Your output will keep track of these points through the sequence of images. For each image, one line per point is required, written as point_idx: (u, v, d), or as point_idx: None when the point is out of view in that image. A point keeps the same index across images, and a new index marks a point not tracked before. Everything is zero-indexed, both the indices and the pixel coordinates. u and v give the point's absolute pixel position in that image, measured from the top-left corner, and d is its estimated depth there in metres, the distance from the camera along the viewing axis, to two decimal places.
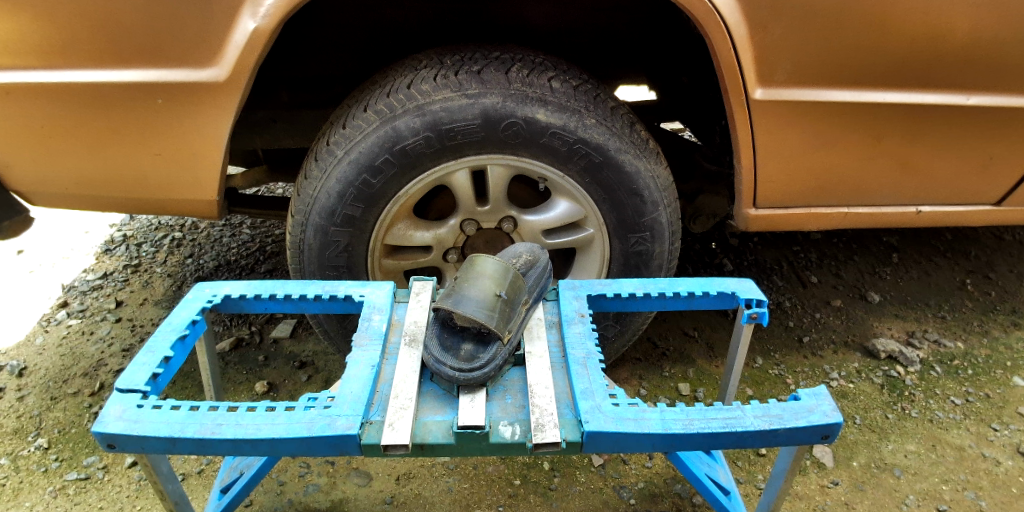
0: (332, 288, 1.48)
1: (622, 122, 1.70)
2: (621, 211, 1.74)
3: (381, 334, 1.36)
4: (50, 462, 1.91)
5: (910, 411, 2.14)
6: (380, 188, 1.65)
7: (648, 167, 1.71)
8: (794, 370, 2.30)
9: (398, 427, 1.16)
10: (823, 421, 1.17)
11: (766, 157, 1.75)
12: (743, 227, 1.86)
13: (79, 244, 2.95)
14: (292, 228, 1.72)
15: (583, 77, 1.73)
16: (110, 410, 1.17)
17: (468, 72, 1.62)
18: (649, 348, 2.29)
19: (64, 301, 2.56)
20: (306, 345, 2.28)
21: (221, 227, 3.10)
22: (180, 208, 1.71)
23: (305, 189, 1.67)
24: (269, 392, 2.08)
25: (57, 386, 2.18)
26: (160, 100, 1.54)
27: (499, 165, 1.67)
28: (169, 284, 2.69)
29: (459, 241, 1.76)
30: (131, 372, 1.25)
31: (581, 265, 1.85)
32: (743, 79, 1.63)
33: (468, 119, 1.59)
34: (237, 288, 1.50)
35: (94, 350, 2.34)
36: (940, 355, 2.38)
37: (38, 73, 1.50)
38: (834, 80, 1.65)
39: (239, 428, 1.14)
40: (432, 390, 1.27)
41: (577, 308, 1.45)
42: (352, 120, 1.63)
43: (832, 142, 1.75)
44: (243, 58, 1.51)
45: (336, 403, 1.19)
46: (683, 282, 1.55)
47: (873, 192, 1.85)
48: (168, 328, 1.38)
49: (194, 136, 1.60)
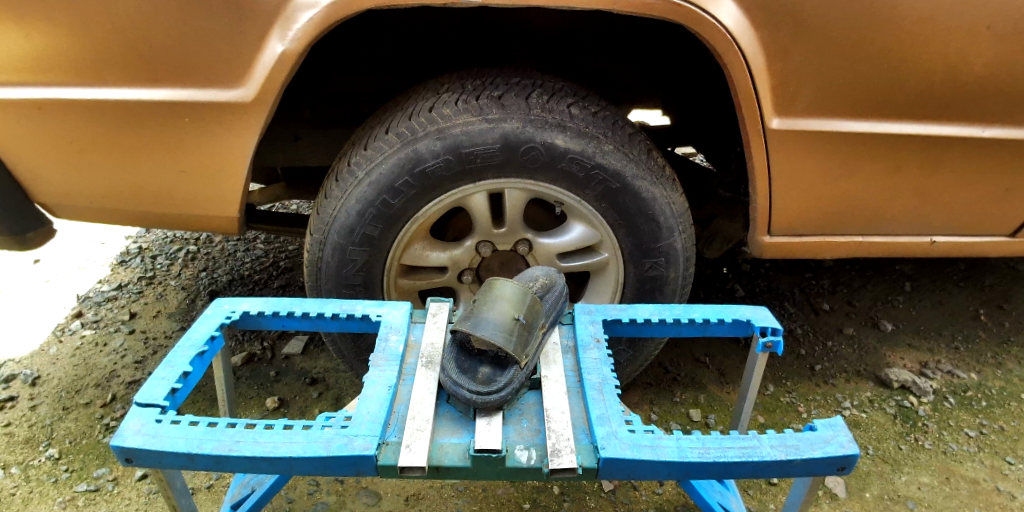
0: (350, 307, 1.50)
1: (640, 148, 1.72)
2: (637, 236, 1.75)
3: (397, 355, 1.37)
4: (60, 473, 1.91)
5: (924, 442, 2.12)
6: (399, 208, 1.67)
7: (665, 193, 1.73)
8: (805, 398, 2.30)
9: (416, 448, 1.16)
10: (840, 453, 1.16)
11: (782, 186, 1.76)
12: (757, 254, 1.86)
13: (96, 255, 2.99)
14: (310, 246, 1.74)
15: (601, 103, 1.75)
16: (128, 424, 1.18)
17: (490, 97, 1.65)
18: (660, 373, 2.28)
19: (78, 311, 2.59)
20: (318, 361, 2.29)
21: (236, 242, 3.13)
22: (201, 223, 1.74)
23: (325, 208, 1.69)
24: (280, 408, 2.09)
25: (70, 396, 2.19)
26: (187, 118, 1.58)
27: (517, 189, 1.69)
28: (183, 297, 2.72)
29: (474, 262, 1.77)
30: (150, 386, 1.26)
31: (595, 289, 1.86)
32: (761, 109, 1.64)
33: (488, 143, 1.61)
34: (256, 304, 1.52)
35: (107, 361, 2.36)
36: (953, 386, 2.37)
37: (70, 90, 1.54)
38: (850, 111, 1.66)
39: (256, 446, 1.14)
40: (449, 412, 1.28)
41: (593, 332, 1.45)
42: (374, 142, 1.66)
43: (847, 171, 1.76)
44: (270, 79, 1.55)
45: (353, 422, 1.20)
46: (698, 308, 1.55)
47: (889, 222, 1.86)
48: (187, 344, 1.39)
49: (218, 153, 1.63)
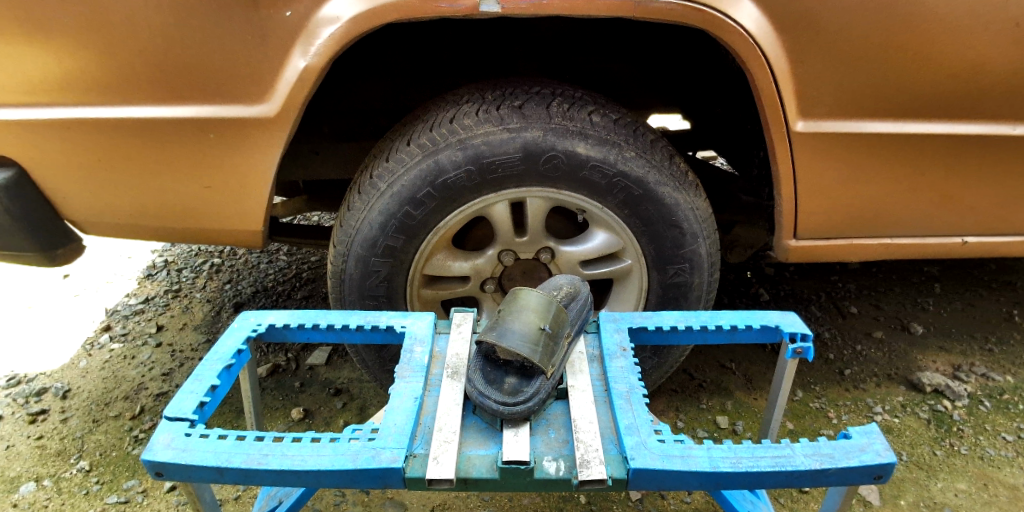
0: (375, 318, 1.50)
1: (662, 154, 1.71)
2: (660, 243, 1.74)
3: (423, 366, 1.37)
4: (91, 485, 1.94)
5: (959, 448, 2.07)
6: (421, 219, 1.67)
7: (688, 199, 1.71)
8: (835, 404, 2.26)
9: (443, 460, 1.16)
10: (876, 461, 1.13)
11: (807, 189, 1.73)
12: (782, 258, 1.83)
13: (123, 269, 3.05)
14: (333, 258, 1.75)
15: (622, 110, 1.74)
16: (159, 438, 1.19)
17: (510, 107, 1.65)
18: (685, 379, 2.26)
19: (107, 325, 2.64)
20: (341, 372, 2.30)
21: (259, 254, 3.17)
22: (225, 237, 1.76)
23: (348, 220, 1.70)
24: (305, 419, 2.10)
25: (100, 409, 2.23)
26: (212, 134, 1.60)
27: (538, 198, 1.68)
28: (208, 310, 2.75)
29: (496, 271, 1.77)
30: (179, 399, 1.27)
31: (618, 297, 1.84)
32: (784, 112, 1.62)
33: (509, 152, 1.61)
34: (281, 317, 1.53)
35: (135, 374, 2.39)
36: (988, 390, 2.31)
37: (98, 110, 1.58)
38: (876, 112, 1.63)
39: (284, 459, 1.15)
40: (475, 423, 1.27)
41: (619, 341, 1.44)
42: (395, 154, 1.66)
43: (874, 173, 1.73)
44: (292, 95, 1.57)
45: (380, 434, 1.20)
46: (725, 314, 1.53)
47: (917, 223, 1.82)
48: (215, 357, 1.40)
49: (242, 169, 1.65)
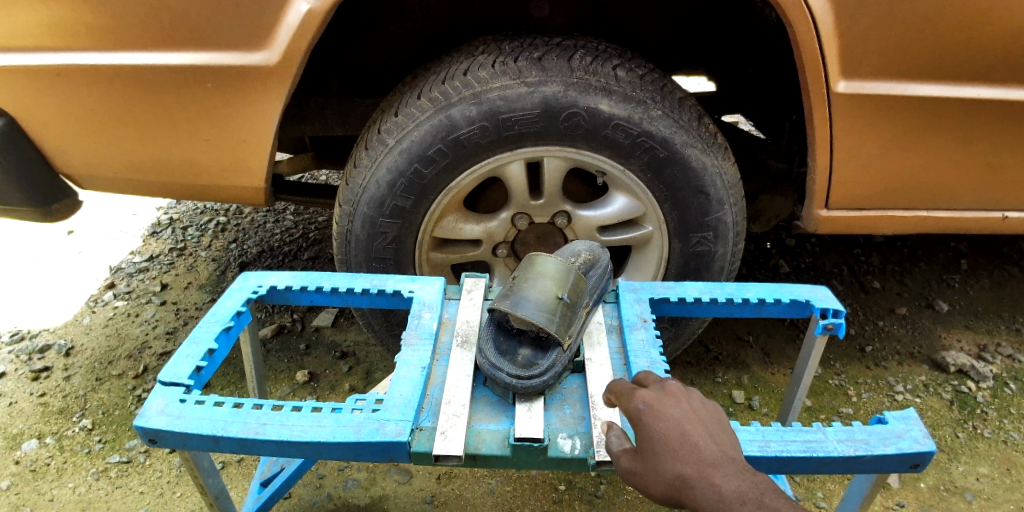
0: (381, 282, 1.43)
1: (690, 114, 1.59)
2: (684, 210, 1.64)
3: (431, 333, 1.30)
4: (94, 444, 1.92)
5: (982, 431, 2.00)
6: (431, 179, 1.58)
7: (716, 163, 1.61)
8: (855, 381, 2.18)
9: (451, 435, 1.09)
10: (914, 450, 1.06)
11: (843, 156, 1.62)
12: (811, 229, 1.73)
13: (127, 226, 2.98)
14: (339, 218, 1.67)
15: (649, 66, 1.62)
16: (152, 404, 1.13)
17: (529, 59, 1.54)
18: (701, 352, 2.19)
19: (111, 282, 2.58)
20: (348, 334, 2.25)
21: (265, 213, 3.09)
22: (227, 194, 1.68)
23: (354, 178, 1.61)
24: (309, 382, 2.05)
25: (103, 367, 2.20)
26: (210, 84, 1.51)
27: (556, 158, 1.59)
28: (213, 269, 2.69)
29: (509, 235, 1.68)
30: (174, 363, 1.21)
31: (636, 265, 1.75)
32: (825, 71, 1.50)
33: (527, 108, 1.51)
34: (283, 279, 1.46)
35: (139, 332, 2.35)
36: (1014, 371, 2.22)
37: (90, 55, 1.48)
38: (926, 73, 1.51)
39: (283, 429, 1.09)
40: (486, 396, 1.21)
41: (639, 312, 1.36)
42: (405, 108, 1.56)
43: (916, 141, 1.61)
44: (295, 41, 1.46)
45: (385, 406, 1.13)
46: (752, 287, 1.45)
47: (956, 196, 1.70)
48: (213, 319, 1.34)
49: (243, 122, 1.56)
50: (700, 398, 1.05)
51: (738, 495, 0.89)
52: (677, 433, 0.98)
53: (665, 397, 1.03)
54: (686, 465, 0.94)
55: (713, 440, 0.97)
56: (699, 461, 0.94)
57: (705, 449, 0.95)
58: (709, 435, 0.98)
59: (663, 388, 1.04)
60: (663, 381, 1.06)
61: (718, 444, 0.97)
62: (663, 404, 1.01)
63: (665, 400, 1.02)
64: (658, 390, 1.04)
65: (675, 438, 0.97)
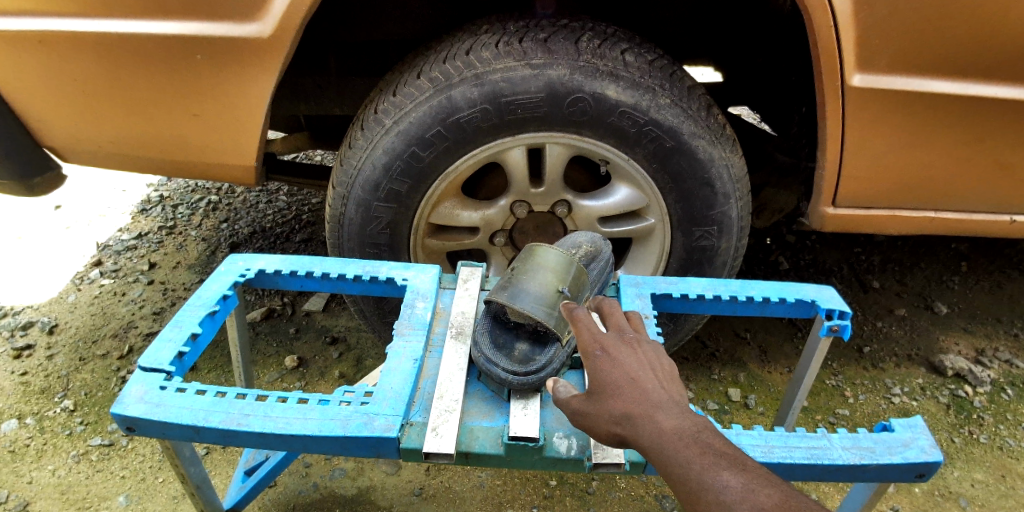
0: (374, 269, 1.38)
1: (699, 103, 1.54)
2: (688, 203, 1.60)
3: (424, 323, 1.25)
4: (75, 426, 1.87)
5: (978, 436, 1.97)
6: (429, 162, 1.53)
7: (723, 155, 1.56)
8: (852, 382, 2.15)
9: (443, 432, 1.05)
10: (920, 459, 1.02)
11: (853, 152, 1.57)
12: (817, 227, 1.69)
13: (116, 203, 2.91)
14: (332, 201, 1.61)
15: (659, 52, 1.57)
16: (130, 390, 1.08)
17: (534, 40, 1.48)
18: (697, 347, 2.15)
19: (98, 259, 2.52)
20: (339, 319, 2.20)
21: (258, 193, 3.02)
22: (217, 173, 1.62)
23: (349, 159, 1.56)
24: (298, 367, 2.00)
25: (87, 347, 2.14)
26: (200, 56, 1.44)
27: (559, 145, 1.53)
28: (203, 249, 2.63)
29: (508, 224, 1.63)
30: (155, 348, 1.16)
31: (638, 258, 1.71)
32: (840, 63, 1.45)
33: (531, 92, 1.46)
34: (272, 262, 1.41)
35: (125, 311, 2.29)
36: (1011, 377, 2.19)
37: (75, 22, 1.41)
38: (943, 69, 1.46)
39: (267, 421, 1.04)
40: (480, 391, 1.17)
41: (641, 308, 1.33)
42: (403, 87, 1.50)
43: (929, 139, 1.56)
44: (290, 14, 1.40)
45: (374, 399, 1.09)
46: (756, 285, 1.41)
47: (966, 197, 1.66)
48: (198, 302, 1.28)
49: (234, 97, 1.49)
50: (657, 349, 1.04)
51: (678, 432, 0.89)
52: (625, 377, 0.97)
53: (621, 344, 1.02)
54: (630, 403, 0.94)
55: (661, 384, 0.97)
56: (643, 400, 0.93)
57: (651, 390, 0.95)
58: (658, 380, 0.97)
59: (623, 337, 1.03)
60: (623, 329, 1.05)
61: (666, 389, 0.96)
62: (618, 350, 1.01)
63: (621, 347, 1.01)
64: (617, 337, 1.03)
65: (622, 379, 0.96)
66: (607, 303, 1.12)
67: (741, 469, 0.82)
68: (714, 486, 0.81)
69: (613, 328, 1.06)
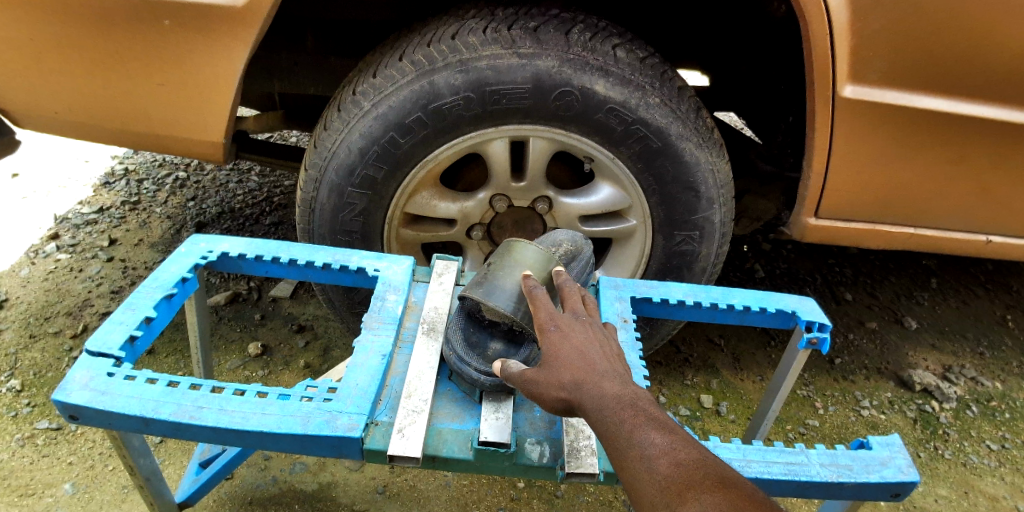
0: (344, 258, 1.31)
1: (688, 105, 1.51)
2: (671, 206, 1.57)
3: (394, 317, 1.20)
4: (21, 408, 1.76)
5: (943, 451, 1.99)
6: (407, 149, 1.47)
7: (709, 159, 1.53)
8: (823, 394, 2.16)
9: (409, 434, 1.00)
10: (897, 479, 1.01)
11: (839, 164, 1.56)
12: (798, 237, 1.68)
13: (78, 174, 2.78)
14: (303, 184, 1.54)
15: (650, 50, 1.53)
16: (74, 376, 1.00)
17: (523, 28, 1.43)
18: (672, 352, 2.13)
19: (54, 232, 2.39)
20: (307, 307, 2.12)
21: (229, 171, 2.92)
22: (182, 148, 1.53)
23: (323, 141, 1.49)
24: (262, 355, 1.92)
25: (38, 324, 2.03)
26: (167, 22, 1.36)
27: (543, 139, 1.48)
28: (168, 227, 2.52)
29: (486, 218, 1.58)
30: (105, 331, 1.08)
31: (617, 260, 1.67)
32: (832, 72, 1.43)
33: (518, 82, 1.41)
34: (237, 245, 1.34)
35: (81, 289, 2.18)
36: (976, 394, 2.22)
37: None
38: (933, 85, 1.45)
39: (222, 415, 0.98)
40: (450, 391, 1.12)
41: (619, 311, 1.30)
42: (384, 69, 1.44)
43: (914, 155, 1.55)
44: None
45: (338, 396, 1.03)
46: (738, 293, 1.39)
47: (945, 215, 1.66)
48: (154, 284, 1.20)
49: (203, 68, 1.41)
50: (609, 334, 1.01)
51: (618, 398, 0.87)
52: (575, 351, 0.94)
53: (574, 322, 0.99)
54: (576, 370, 0.91)
55: (609, 358, 0.95)
56: (588, 369, 0.91)
57: (598, 361, 0.93)
58: (606, 354, 0.95)
59: (579, 316, 1.00)
60: (580, 310, 1.02)
61: (612, 363, 0.94)
62: (571, 327, 0.98)
63: (574, 324, 0.98)
64: (573, 316, 1.00)
65: (572, 351, 0.94)
66: (568, 285, 1.08)
67: (668, 431, 0.83)
68: (639, 443, 0.82)
69: (570, 308, 1.02)
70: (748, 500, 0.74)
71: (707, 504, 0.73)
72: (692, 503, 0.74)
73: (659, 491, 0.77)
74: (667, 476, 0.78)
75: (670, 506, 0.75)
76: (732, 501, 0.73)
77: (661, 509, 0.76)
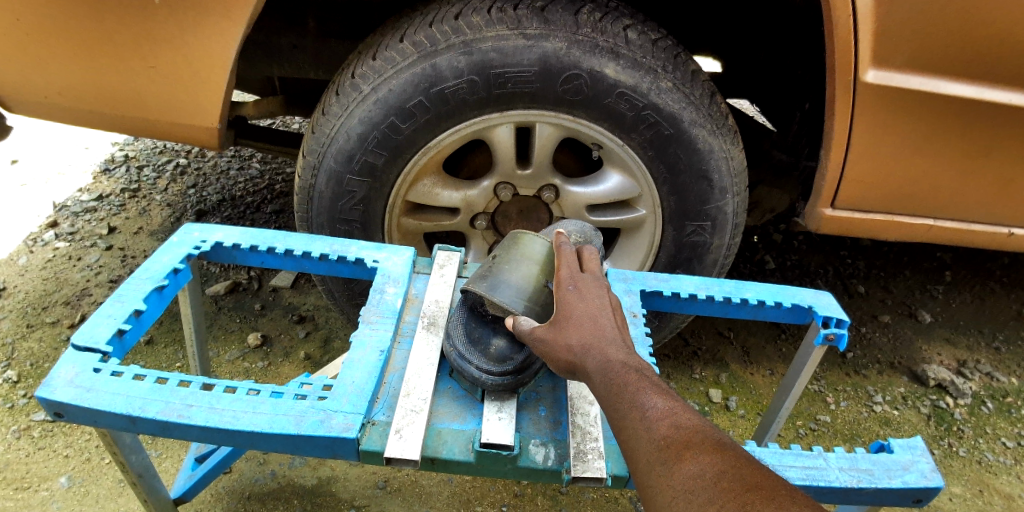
0: (342, 249, 1.27)
1: (702, 90, 1.44)
2: (683, 195, 1.51)
3: (394, 311, 1.15)
4: (17, 399, 1.73)
5: (958, 449, 1.93)
6: (408, 134, 1.41)
7: (723, 147, 1.47)
8: (834, 388, 2.10)
9: (407, 435, 0.95)
10: (920, 485, 0.98)
11: (858, 152, 1.49)
12: (813, 228, 1.62)
13: (77, 161, 2.74)
14: (301, 172, 1.48)
15: (662, 32, 1.46)
16: (59, 372, 0.96)
17: (530, 9, 1.36)
18: (680, 345, 2.08)
19: (53, 220, 2.35)
20: (307, 298, 2.08)
21: (230, 158, 2.87)
22: (176, 133, 1.48)
23: (321, 126, 1.43)
24: (261, 346, 1.89)
25: (35, 313, 1.99)
26: (157, 0, 1.30)
27: (549, 125, 1.43)
28: (167, 215, 2.48)
29: (490, 206, 1.53)
30: (92, 325, 1.04)
31: (626, 251, 1.62)
32: (853, 54, 1.36)
33: (524, 65, 1.35)
34: (231, 235, 1.29)
35: (79, 277, 2.15)
36: (991, 390, 2.16)
37: None
38: (960, 70, 1.38)
39: (212, 414, 0.93)
40: (450, 389, 1.08)
41: (629, 306, 1.25)
42: (384, 51, 1.37)
43: (937, 144, 1.49)
44: None
45: (333, 394, 0.98)
46: (752, 287, 1.33)
47: (967, 207, 1.59)
48: (145, 275, 1.16)
49: (197, 50, 1.36)
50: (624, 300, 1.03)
51: (623, 363, 0.88)
52: (588, 315, 0.95)
53: (592, 283, 1.01)
54: (585, 333, 0.92)
55: (619, 325, 0.95)
56: (599, 334, 0.92)
57: (608, 327, 0.93)
58: (617, 321, 0.96)
59: (598, 279, 1.02)
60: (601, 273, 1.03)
61: (622, 333, 0.94)
62: (589, 289, 0.99)
63: (592, 286, 1.00)
64: (593, 277, 1.02)
65: (585, 314, 0.95)
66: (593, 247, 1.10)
67: (670, 396, 0.83)
68: (641, 405, 0.81)
69: (591, 270, 1.04)
70: (745, 462, 0.73)
71: (705, 464, 0.73)
72: (688, 461, 0.74)
73: (657, 449, 0.77)
74: (665, 436, 0.78)
75: (666, 463, 0.75)
76: (730, 463, 0.73)
77: (658, 466, 0.76)
